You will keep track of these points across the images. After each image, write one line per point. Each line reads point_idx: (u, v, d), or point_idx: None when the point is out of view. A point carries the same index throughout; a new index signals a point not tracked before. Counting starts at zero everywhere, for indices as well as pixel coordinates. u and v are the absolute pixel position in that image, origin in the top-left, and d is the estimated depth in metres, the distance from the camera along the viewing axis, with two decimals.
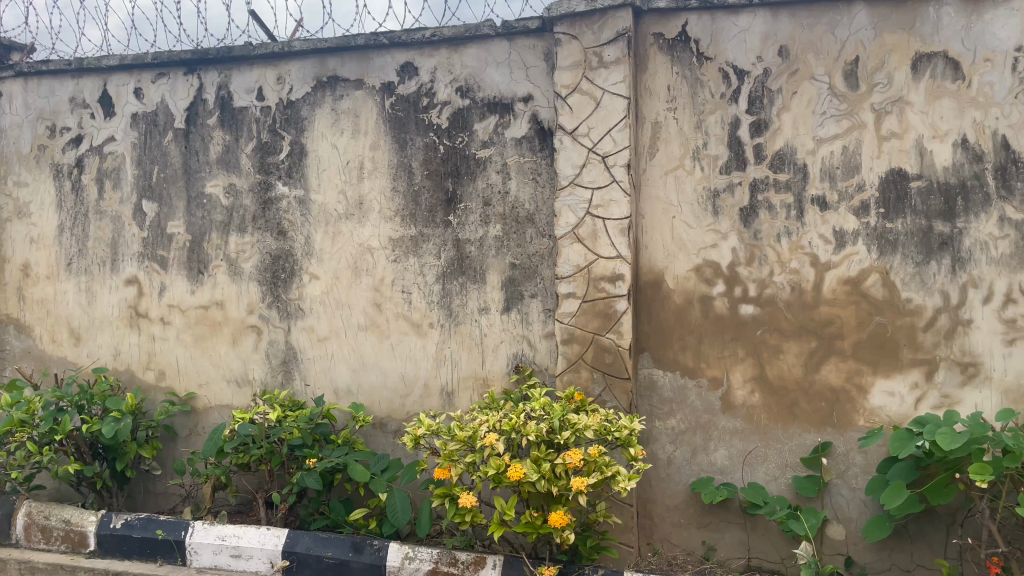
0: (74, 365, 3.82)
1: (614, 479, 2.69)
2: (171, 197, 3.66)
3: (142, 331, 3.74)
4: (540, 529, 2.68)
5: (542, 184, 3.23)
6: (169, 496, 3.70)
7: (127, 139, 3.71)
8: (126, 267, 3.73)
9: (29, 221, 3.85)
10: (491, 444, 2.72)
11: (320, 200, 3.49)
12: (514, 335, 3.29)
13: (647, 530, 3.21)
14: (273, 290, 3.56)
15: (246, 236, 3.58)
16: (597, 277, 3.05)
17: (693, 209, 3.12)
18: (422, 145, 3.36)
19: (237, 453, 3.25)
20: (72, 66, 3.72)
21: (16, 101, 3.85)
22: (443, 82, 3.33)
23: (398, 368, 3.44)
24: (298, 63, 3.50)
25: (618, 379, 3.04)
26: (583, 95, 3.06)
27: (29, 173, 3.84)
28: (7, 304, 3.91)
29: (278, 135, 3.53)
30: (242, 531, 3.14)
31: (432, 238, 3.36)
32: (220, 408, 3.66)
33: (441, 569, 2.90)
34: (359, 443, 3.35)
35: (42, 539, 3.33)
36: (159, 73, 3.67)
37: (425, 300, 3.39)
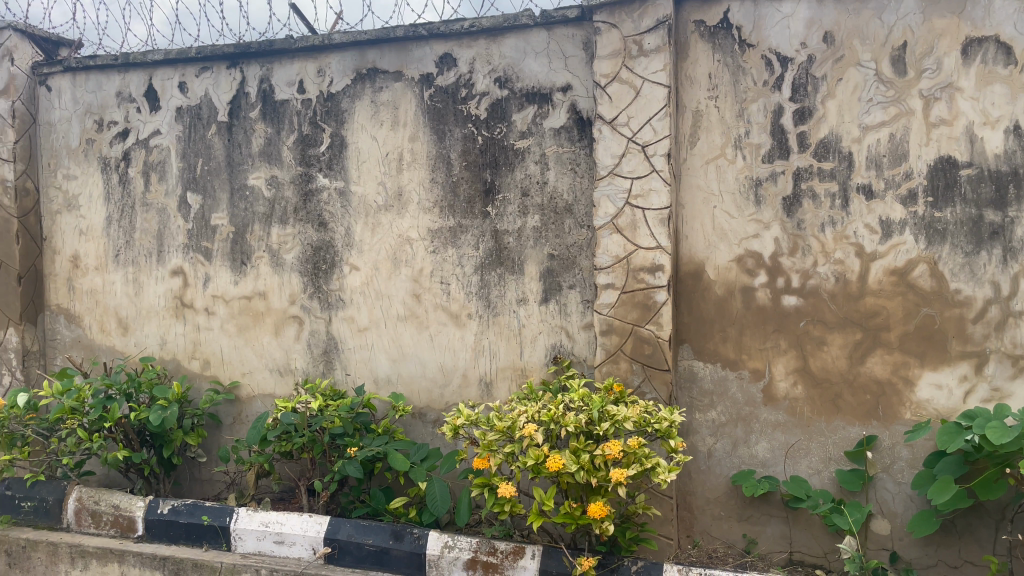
0: (122, 354, 3.92)
1: (654, 471, 2.67)
2: (215, 189, 3.72)
3: (187, 321, 3.81)
4: (579, 520, 2.68)
5: (581, 175, 3.21)
6: (214, 482, 3.77)
7: (172, 132, 3.78)
8: (171, 259, 3.81)
9: (79, 213, 3.94)
10: (530, 435, 2.72)
11: (360, 191, 3.52)
12: (553, 326, 3.28)
13: (687, 522, 3.19)
14: (314, 281, 3.60)
15: (288, 228, 3.62)
16: (637, 268, 3.03)
17: (735, 199, 3.08)
18: (461, 136, 3.36)
19: (281, 441, 3.31)
20: (118, 61, 3.79)
21: (65, 96, 3.94)
22: (481, 73, 3.33)
23: (437, 358, 3.46)
24: (338, 55, 3.52)
25: (657, 370, 3.02)
26: (623, 84, 3.03)
27: (78, 166, 3.93)
28: (58, 294, 4.01)
29: (318, 127, 3.56)
30: (285, 517, 3.19)
31: (470, 229, 3.36)
32: (263, 397, 3.72)
33: (480, 558, 2.91)
34: (399, 432, 3.38)
35: (92, 524, 3.42)
36: (203, 67, 3.73)
37: (464, 291, 3.40)
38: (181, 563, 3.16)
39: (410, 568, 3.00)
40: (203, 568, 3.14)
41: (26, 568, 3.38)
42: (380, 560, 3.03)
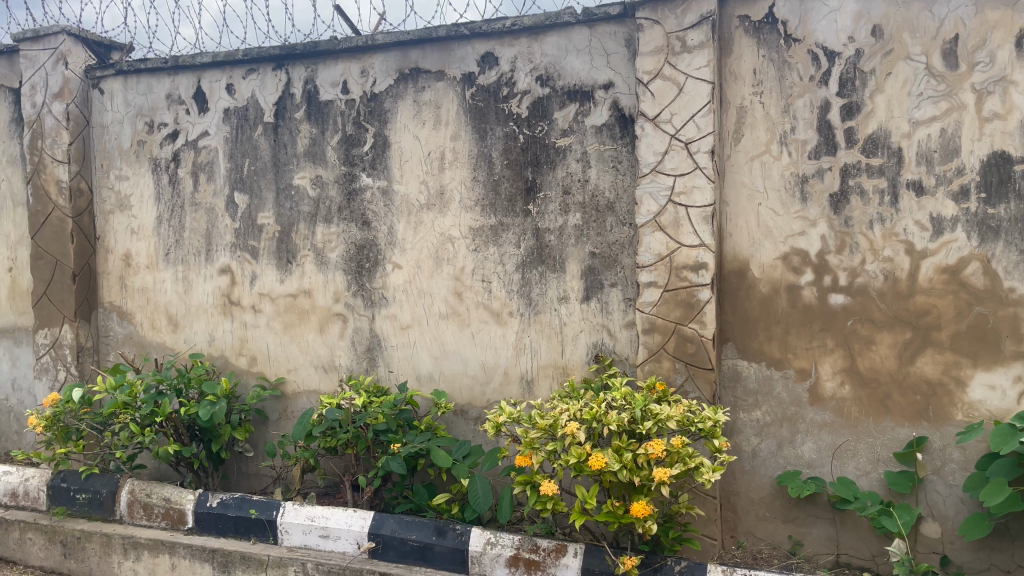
0: (172, 350, 4.01)
1: (698, 470, 2.65)
2: (261, 189, 3.79)
3: (235, 319, 3.88)
4: (622, 519, 2.68)
5: (623, 172, 3.20)
6: (261, 477, 3.84)
7: (219, 133, 3.85)
8: (219, 257, 3.88)
9: (130, 213, 4.04)
10: (572, 433, 2.73)
11: (403, 190, 3.55)
12: (594, 324, 3.28)
13: (732, 523, 3.16)
14: (358, 279, 3.64)
15: (332, 227, 3.67)
16: (680, 266, 3.01)
17: (780, 196, 3.04)
18: (502, 135, 3.37)
19: (325, 437, 3.36)
20: (168, 64, 3.87)
21: (117, 98, 4.03)
22: (523, 71, 3.33)
23: (478, 356, 3.48)
24: (381, 56, 3.56)
25: (701, 369, 3.00)
26: (665, 80, 3.01)
27: (130, 167, 4.03)
28: (111, 291, 4.12)
29: (362, 127, 3.60)
30: (330, 512, 3.24)
31: (512, 227, 3.37)
32: (308, 393, 3.77)
33: (523, 556, 2.93)
34: (441, 429, 3.40)
35: (144, 516, 3.51)
36: (249, 69, 3.79)
37: (505, 289, 3.40)
38: (230, 556, 3.23)
39: (452, 563, 3.02)
40: (251, 561, 3.20)
41: (81, 558, 3.48)
42: (423, 555, 3.06)
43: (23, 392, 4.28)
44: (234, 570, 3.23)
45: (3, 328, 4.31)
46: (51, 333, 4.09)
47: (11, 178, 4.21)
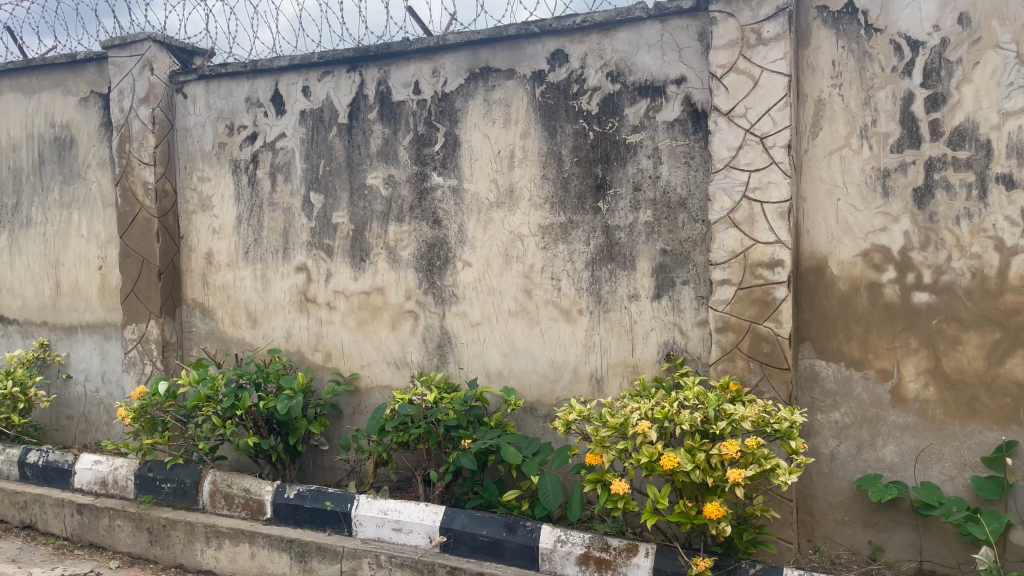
0: (251, 346, 4.14)
1: (774, 472, 2.60)
2: (336, 189, 3.87)
3: (311, 315, 3.98)
4: (695, 520, 2.64)
5: (695, 168, 3.16)
6: (335, 470, 3.93)
7: (296, 135, 3.95)
8: (296, 256, 3.99)
9: (212, 213, 4.19)
10: (643, 432, 2.70)
11: (473, 189, 3.58)
12: (665, 323, 3.24)
13: (808, 526, 3.09)
14: (429, 277, 3.69)
15: (404, 225, 3.73)
16: (755, 263, 2.95)
17: (861, 191, 2.94)
18: (572, 132, 3.36)
19: (398, 432, 3.43)
20: (248, 68, 3.99)
21: (199, 102, 4.17)
22: (593, 68, 3.31)
23: (548, 354, 3.48)
24: (452, 56, 3.59)
25: (777, 369, 2.94)
26: (740, 74, 2.95)
27: (211, 168, 4.17)
28: (194, 289, 4.28)
29: (433, 127, 3.64)
30: (403, 506, 3.29)
31: (581, 224, 3.36)
32: (381, 388, 3.84)
33: (594, 554, 2.92)
34: (511, 426, 3.42)
35: (225, 505, 3.63)
36: (325, 71, 3.87)
37: (575, 287, 3.40)
38: (306, 546, 3.32)
39: (523, 560, 3.04)
40: (327, 552, 3.29)
41: (167, 545, 3.64)
42: (494, 551, 3.08)
43: (112, 384, 4.49)
44: (311, 561, 3.32)
45: (93, 324, 4.52)
46: (138, 328, 4.27)
47: (101, 180, 4.41)
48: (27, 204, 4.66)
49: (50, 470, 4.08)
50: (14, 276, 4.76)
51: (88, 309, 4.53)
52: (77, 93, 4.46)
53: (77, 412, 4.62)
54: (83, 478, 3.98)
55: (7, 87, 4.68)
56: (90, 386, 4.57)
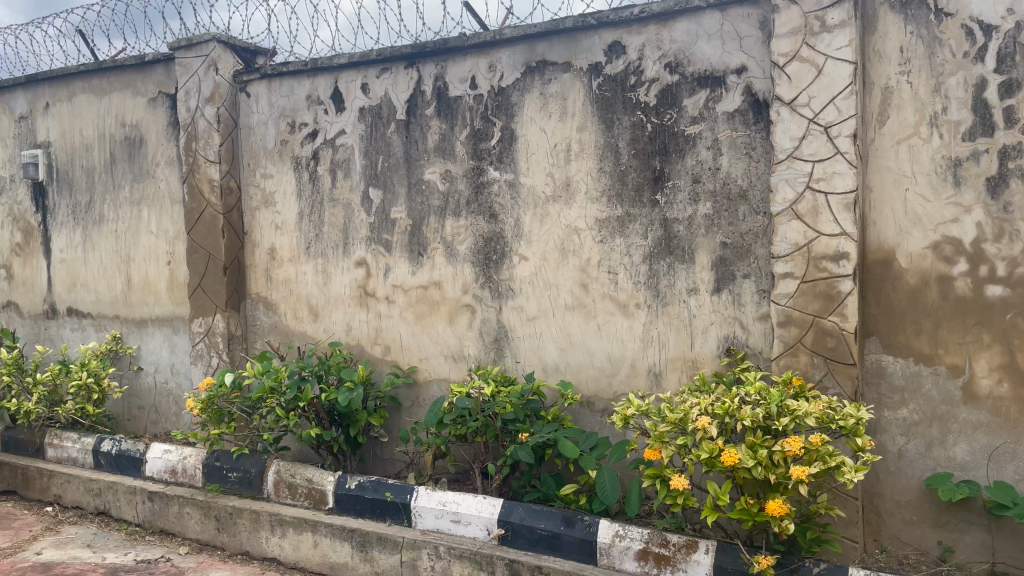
0: (313, 339, 4.22)
1: (839, 470, 2.54)
2: (394, 184, 3.92)
3: (370, 309, 4.04)
4: (757, 517, 2.60)
5: (756, 159, 3.10)
6: (395, 462, 3.99)
7: (355, 131, 4.01)
8: (356, 251, 4.05)
9: (275, 209, 4.28)
10: (704, 428, 2.67)
11: (530, 183, 3.58)
12: (726, 317, 3.19)
13: (875, 526, 3.01)
14: (485, 271, 3.71)
15: (461, 220, 3.75)
16: (819, 256, 2.88)
17: (930, 180, 2.85)
18: (630, 124, 3.33)
19: (456, 424, 3.46)
20: (308, 66, 4.06)
21: (262, 100, 4.26)
22: (651, 59, 3.27)
23: (605, 348, 3.46)
24: (509, 50, 3.59)
25: (842, 364, 2.87)
26: (803, 62, 2.88)
27: (274, 165, 4.26)
28: (258, 283, 4.39)
29: (490, 121, 3.65)
30: (461, 498, 3.32)
31: (639, 218, 3.33)
32: (439, 381, 3.88)
33: (653, 550, 2.90)
34: (568, 420, 3.42)
35: (289, 495, 3.72)
36: (383, 68, 3.91)
37: (632, 280, 3.37)
38: (367, 536, 3.38)
39: (581, 554, 3.03)
40: (387, 542, 3.34)
41: (233, 533, 3.74)
42: (552, 544, 3.09)
43: (180, 376, 4.64)
44: (371, 551, 3.37)
45: (162, 317, 4.68)
46: (205, 322, 4.40)
47: (169, 178, 4.55)
48: (100, 201, 4.84)
49: (123, 458, 4.23)
50: (88, 271, 4.95)
51: (157, 304, 4.69)
52: (146, 93, 4.60)
53: (148, 402, 4.79)
54: (154, 467, 4.12)
55: (80, 89, 4.85)
56: (160, 378, 4.72)
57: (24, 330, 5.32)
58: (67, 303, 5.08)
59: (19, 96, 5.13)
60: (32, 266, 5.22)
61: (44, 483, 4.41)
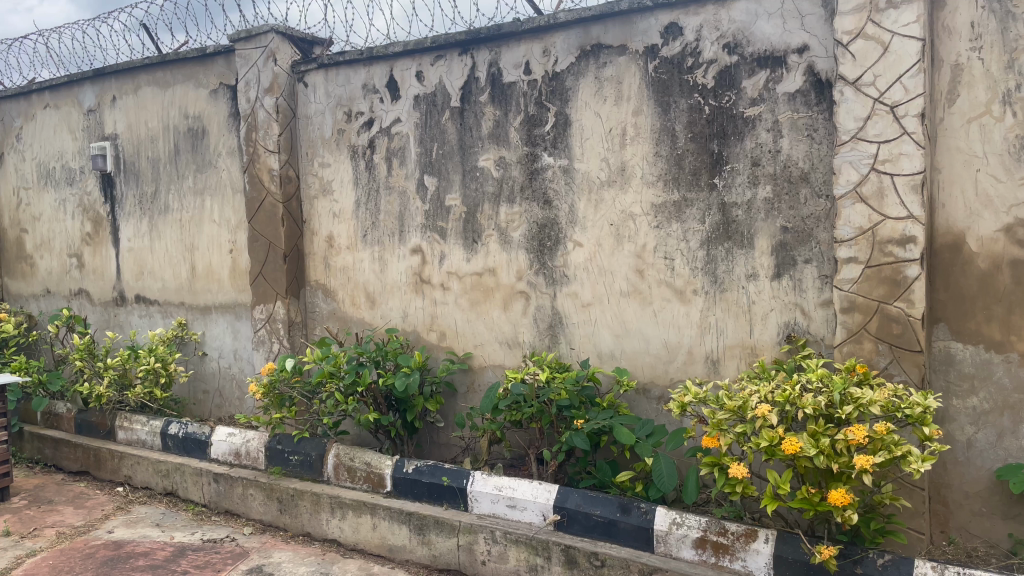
0: (370, 325, 4.29)
1: (905, 459, 2.48)
2: (449, 171, 3.93)
3: (426, 296, 4.08)
4: (818, 507, 2.55)
5: (818, 141, 3.02)
6: (451, 447, 4.03)
7: (410, 120, 4.03)
8: (411, 238, 4.08)
9: (333, 198, 4.35)
10: (763, 415, 2.63)
11: (584, 168, 3.55)
12: (786, 303, 3.13)
13: (942, 517, 2.93)
14: (540, 258, 3.70)
15: (515, 207, 3.75)
16: (884, 240, 2.80)
17: (1003, 161, 2.73)
18: (687, 107, 3.28)
19: (511, 410, 3.47)
20: (364, 56, 4.09)
21: (319, 90, 4.32)
22: (709, 40, 3.21)
23: (661, 334, 3.43)
24: (563, 34, 3.56)
25: (908, 351, 2.79)
26: (868, 40, 2.78)
27: (331, 154, 4.32)
28: (316, 270, 4.47)
29: (544, 106, 3.63)
30: (517, 483, 3.34)
31: (696, 202, 3.28)
32: (494, 367, 3.90)
33: (711, 538, 2.88)
34: (624, 407, 3.40)
35: (348, 478, 3.79)
36: (437, 55, 3.92)
37: (689, 266, 3.33)
38: (425, 520, 3.42)
39: (637, 541, 3.02)
40: (444, 525, 3.38)
41: (295, 514, 3.83)
42: (608, 531, 3.08)
43: (243, 361, 4.75)
44: (429, 534, 3.42)
45: (226, 304, 4.80)
46: (266, 309, 4.49)
47: (230, 167, 4.66)
48: (165, 191, 4.98)
49: (189, 441, 4.36)
50: (155, 259, 5.10)
51: (221, 291, 4.81)
52: (208, 85, 4.70)
53: (212, 386, 4.93)
54: (219, 449, 4.23)
55: (145, 82, 4.98)
56: (224, 363, 4.85)
57: (95, 316, 5.52)
58: (135, 290, 5.25)
59: (87, 89, 5.29)
60: (102, 255, 5.40)
61: (115, 465, 4.58)
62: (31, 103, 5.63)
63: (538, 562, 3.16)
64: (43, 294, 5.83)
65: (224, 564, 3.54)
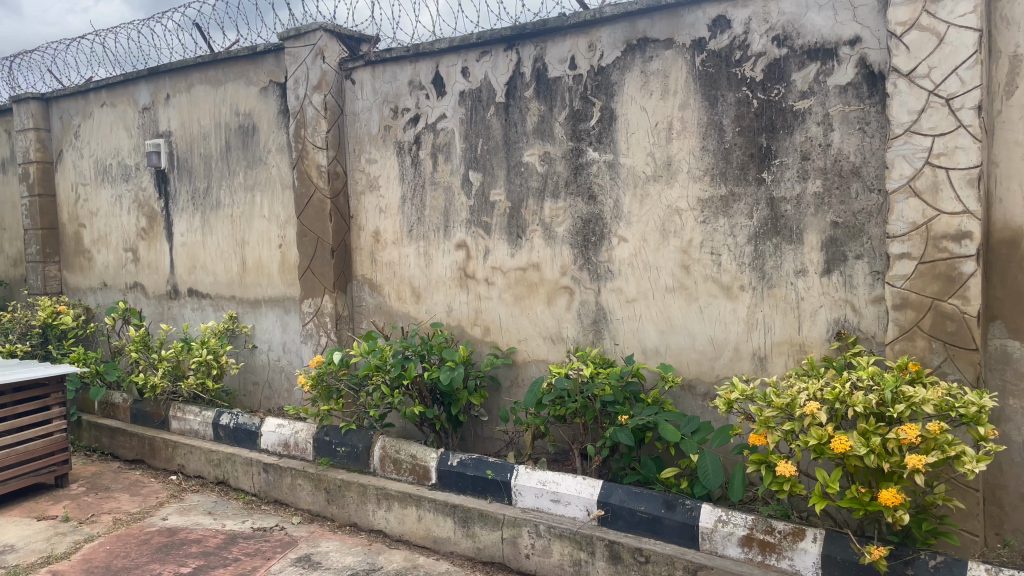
0: (415, 319, 4.33)
1: (959, 460, 2.42)
2: (494, 166, 3.95)
3: (470, 291, 4.11)
4: (868, 507, 2.51)
5: (871, 134, 2.96)
6: (495, 441, 4.05)
7: (456, 115, 4.05)
8: (456, 233, 4.11)
9: (379, 193, 4.40)
10: (812, 413, 2.59)
11: (629, 163, 3.54)
12: (836, 299, 3.08)
13: (996, 519, 2.86)
14: (584, 253, 3.70)
15: (560, 202, 3.75)
16: (939, 235, 2.74)
17: None
18: (734, 100, 3.24)
19: (555, 405, 3.48)
20: (410, 52, 4.13)
21: (366, 87, 4.37)
22: (758, 33, 3.16)
23: (707, 330, 3.40)
24: (609, 28, 3.54)
25: (963, 349, 2.72)
26: (923, 31, 2.72)
27: (378, 150, 4.37)
28: (363, 265, 4.53)
29: (589, 101, 3.62)
30: (561, 478, 3.35)
31: (744, 197, 3.24)
32: (538, 362, 3.91)
33: (757, 536, 2.85)
34: (669, 403, 3.38)
35: (394, 470, 3.84)
36: (483, 51, 3.93)
37: (736, 262, 3.29)
38: (469, 512, 3.46)
39: (682, 538, 3.01)
40: (488, 518, 3.41)
41: (342, 504, 3.90)
42: (652, 527, 3.08)
43: (292, 354, 4.85)
44: (473, 527, 3.45)
45: (275, 298, 4.89)
46: (314, 303, 4.57)
47: (280, 164, 4.75)
48: (217, 187, 5.09)
49: (240, 431, 4.46)
50: (207, 254, 5.22)
51: (270, 285, 4.91)
52: (258, 82, 4.79)
53: (262, 378, 5.03)
54: (268, 440, 4.32)
55: (198, 80, 5.10)
56: (273, 355, 4.95)
57: (150, 309, 5.68)
58: (188, 284, 5.38)
59: (142, 88, 5.43)
60: (156, 249, 5.55)
61: (169, 454, 4.70)
62: (88, 102, 5.80)
63: (582, 557, 3.16)
64: (100, 287, 6.01)
65: (273, 553, 3.62)
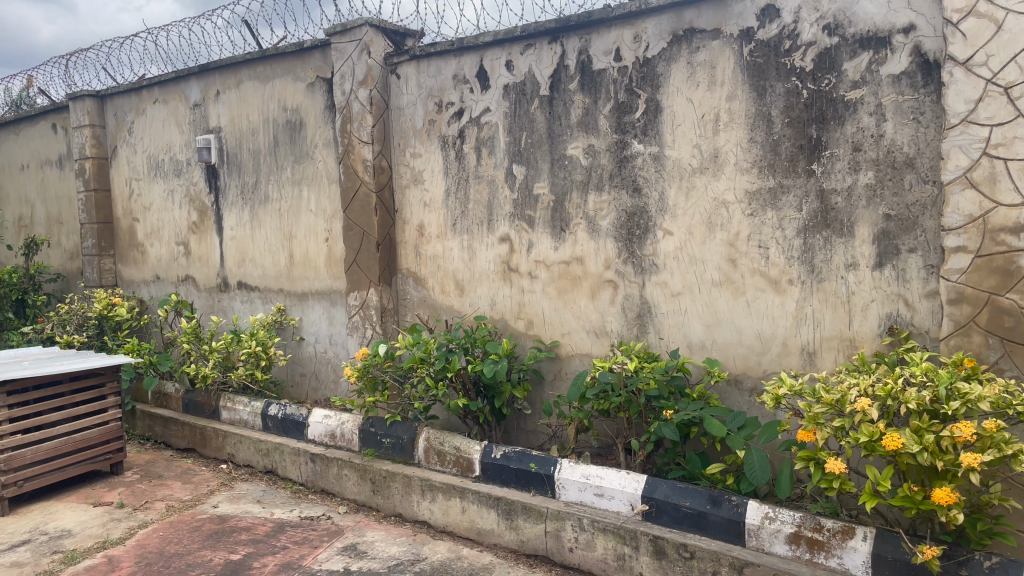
0: (459, 313, 4.36)
1: (1016, 458, 2.36)
2: (537, 160, 3.94)
3: (514, 284, 4.11)
4: (921, 505, 2.46)
5: (925, 125, 2.89)
6: (538, 434, 4.06)
7: (500, 109, 4.06)
8: (500, 227, 4.12)
9: (424, 187, 4.43)
10: (863, 410, 2.54)
11: (675, 155, 3.50)
12: (888, 294, 3.02)
13: None
14: (628, 246, 3.67)
15: (604, 195, 3.73)
16: (996, 228, 2.66)
17: None
18: (784, 91, 3.19)
19: (599, 399, 3.46)
20: (455, 46, 4.14)
21: (411, 81, 4.40)
22: (808, 21, 3.10)
23: (755, 325, 3.36)
24: (655, 19, 3.50)
25: (1021, 346, 2.64)
26: (981, 18, 2.64)
27: (423, 145, 4.40)
28: (408, 258, 4.57)
29: (634, 93, 3.59)
30: (604, 472, 3.33)
31: (793, 189, 3.19)
32: (581, 356, 3.91)
33: (805, 534, 2.81)
34: (714, 399, 3.35)
35: (438, 461, 3.87)
36: (527, 44, 3.93)
37: (785, 255, 3.24)
38: (513, 505, 3.47)
39: (728, 534, 2.98)
40: (532, 511, 3.42)
41: (387, 495, 3.95)
42: (698, 523, 3.05)
43: (338, 346, 4.91)
44: (517, 519, 3.46)
45: (322, 291, 4.96)
46: (360, 295, 4.62)
47: (326, 159, 4.81)
48: (265, 182, 5.18)
49: (288, 422, 4.54)
50: (255, 247, 5.32)
51: (317, 278, 4.98)
52: (305, 78, 4.85)
53: (309, 369, 5.11)
54: (315, 431, 4.38)
55: (247, 76, 5.18)
56: (320, 347, 5.02)
57: (201, 301, 5.80)
58: (237, 277, 5.49)
59: (193, 84, 5.54)
60: (207, 243, 5.66)
61: (219, 443, 4.81)
62: (141, 99, 5.94)
63: (626, 551, 3.15)
64: (153, 280, 6.16)
65: (320, 541, 3.68)
